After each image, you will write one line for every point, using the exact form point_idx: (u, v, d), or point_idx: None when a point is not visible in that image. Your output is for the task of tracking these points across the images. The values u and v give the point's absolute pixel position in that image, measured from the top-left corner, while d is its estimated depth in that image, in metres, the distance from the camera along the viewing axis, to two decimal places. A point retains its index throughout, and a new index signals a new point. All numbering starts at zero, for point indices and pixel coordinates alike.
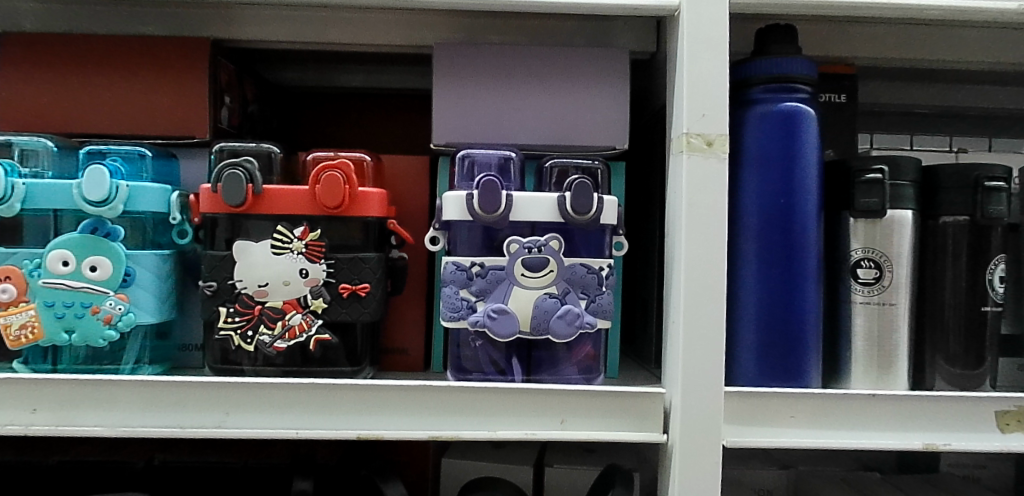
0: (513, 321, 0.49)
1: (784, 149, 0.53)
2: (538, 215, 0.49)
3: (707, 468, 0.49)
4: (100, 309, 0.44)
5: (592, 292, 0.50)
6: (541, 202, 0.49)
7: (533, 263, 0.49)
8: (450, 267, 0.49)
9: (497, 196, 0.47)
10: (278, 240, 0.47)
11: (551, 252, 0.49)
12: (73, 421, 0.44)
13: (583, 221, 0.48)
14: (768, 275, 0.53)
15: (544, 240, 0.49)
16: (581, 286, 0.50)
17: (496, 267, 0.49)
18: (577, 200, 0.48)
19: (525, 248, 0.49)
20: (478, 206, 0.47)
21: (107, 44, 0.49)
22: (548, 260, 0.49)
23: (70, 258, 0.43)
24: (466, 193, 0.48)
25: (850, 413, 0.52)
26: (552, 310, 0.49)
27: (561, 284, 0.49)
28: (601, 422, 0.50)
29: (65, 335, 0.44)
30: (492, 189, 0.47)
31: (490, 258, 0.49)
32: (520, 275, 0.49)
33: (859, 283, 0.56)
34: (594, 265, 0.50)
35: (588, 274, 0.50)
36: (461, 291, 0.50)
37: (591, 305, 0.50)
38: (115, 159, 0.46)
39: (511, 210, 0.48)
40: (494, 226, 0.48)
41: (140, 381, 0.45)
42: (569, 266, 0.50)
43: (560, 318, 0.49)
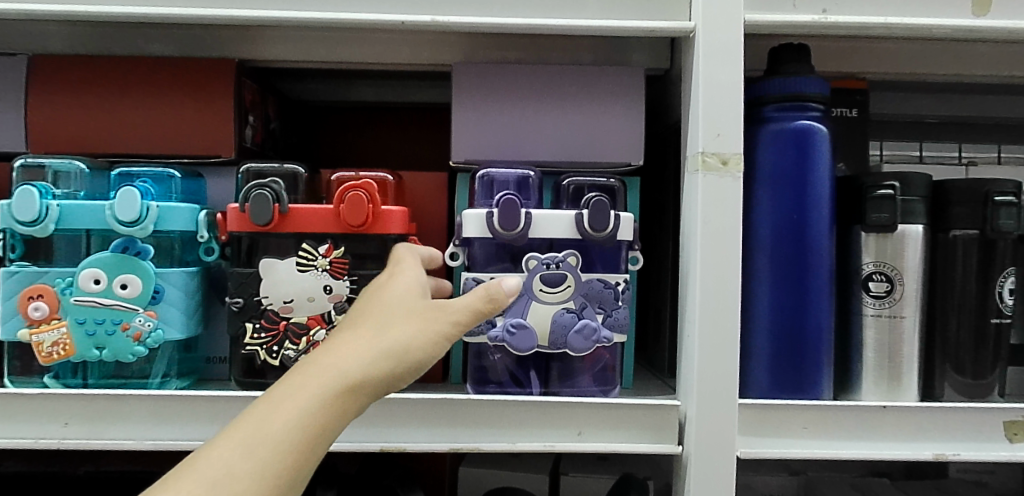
0: (532, 335, 0.50)
1: (797, 166, 0.53)
2: (557, 232, 0.50)
3: (721, 479, 0.50)
4: (131, 325, 0.45)
5: (609, 307, 0.51)
6: (559, 220, 0.49)
7: (551, 279, 0.50)
8: (470, 283, 0.50)
9: (516, 214, 0.48)
10: (303, 258, 0.48)
11: (569, 268, 0.50)
12: (104, 435, 0.45)
13: (600, 238, 0.49)
14: (781, 289, 0.54)
15: (562, 256, 0.50)
16: (598, 301, 0.51)
17: (514, 283, 0.50)
18: (594, 218, 0.49)
19: (543, 264, 0.50)
20: (498, 224, 0.48)
21: (133, 66, 0.50)
22: (566, 276, 0.50)
23: (102, 277, 0.45)
24: (486, 211, 0.49)
25: (861, 423, 0.53)
26: (569, 324, 0.50)
27: (579, 299, 0.50)
28: (617, 434, 0.51)
29: (96, 351, 0.45)
30: (511, 208, 0.48)
31: (509, 274, 0.50)
32: (538, 291, 0.50)
33: (870, 296, 0.57)
34: (612, 280, 0.51)
35: (605, 289, 0.51)
36: None
37: (607, 319, 0.51)
38: (144, 180, 0.47)
39: (530, 227, 0.49)
40: (512, 243, 0.49)
41: (168, 395, 0.46)
42: (587, 282, 0.51)
43: (577, 333, 0.50)
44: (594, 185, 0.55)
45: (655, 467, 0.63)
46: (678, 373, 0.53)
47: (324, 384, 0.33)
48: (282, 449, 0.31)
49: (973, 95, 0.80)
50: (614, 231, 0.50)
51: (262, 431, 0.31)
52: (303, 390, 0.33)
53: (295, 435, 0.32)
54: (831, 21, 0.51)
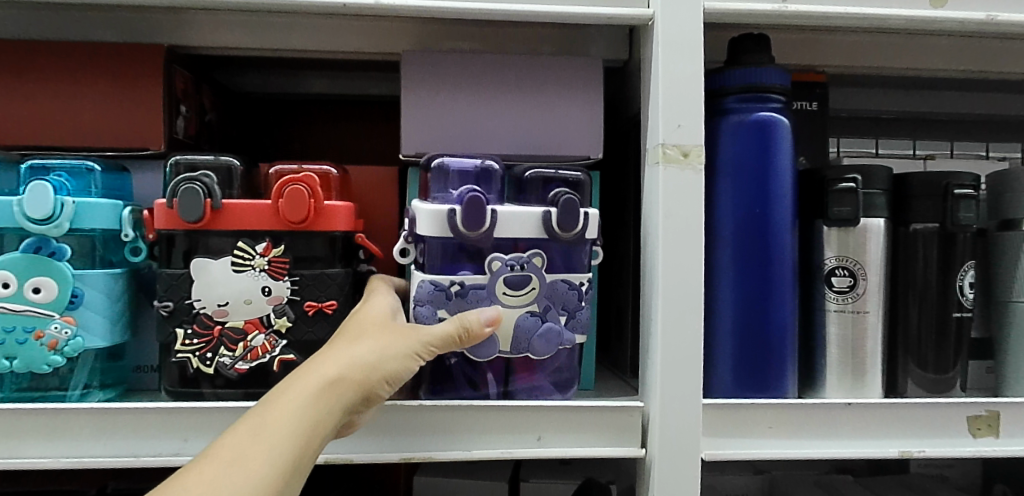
0: (494, 342, 0.47)
1: (758, 158, 0.52)
2: (520, 232, 0.47)
3: (686, 482, 0.48)
4: (45, 333, 0.41)
5: (572, 308, 0.49)
6: (525, 219, 0.47)
7: (515, 282, 0.47)
8: (428, 286, 0.46)
9: (481, 213, 0.45)
10: (239, 257, 0.44)
11: (533, 269, 0.47)
12: (16, 453, 0.41)
13: (567, 239, 0.47)
14: (744, 285, 0.53)
15: (527, 256, 0.47)
16: (562, 302, 0.49)
17: (475, 286, 0.47)
18: (563, 217, 0.46)
19: (508, 266, 0.47)
20: (461, 222, 0.45)
21: (51, 51, 0.46)
22: (530, 278, 0.47)
23: (11, 280, 0.40)
24: (448, 208, 0.45)
25: (826, 421, 0.52)
26: (532, 328, 0.48)
27: (542, 300, 0.48)
28: (579, 438, 0.49)
29: (6, 362, 0.41)
30: (477, 206, 0.45)
31: (469, 277, 0.47)
32: (500, 294, 0.47)
33: (833, 291, 0.56)
34: (576, 281, 0.49)
35: (570, 290, 0.49)
36: (439, 311, 0.47)
37: (571, 321, 0.49)
38: (60, 174, 0.42)
39: (494, 227, 0.46)
40: (474, 244, 0.46)
41: (88, 407, 0.42)
42: (552, 284, 0.48)
43: (542, 337, 0.48)
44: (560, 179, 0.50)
45: (618, 470, 0.62)
46: (641, 373, 0.52)
47: (320, 384, 0.38)
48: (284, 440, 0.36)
49: (931, 90, 0.80)
50: (582, 230, 0.48)
51: (267, 422, 0.36)
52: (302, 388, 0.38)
53: (295, 427, 0.36)
54: (790, 10, 0.50)
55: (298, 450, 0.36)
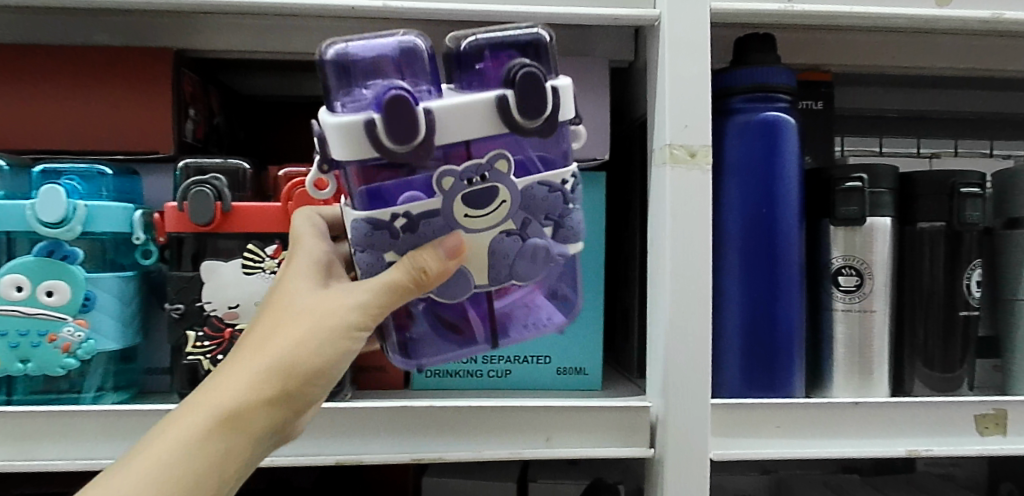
0: (468, 277, 0.37)
1: (765, 158, 0.52)
2: (471, 130, 0.32)
3: (696, 482, 0.48)
4: (58, 336, 0.41)
5: (559, 214, 0.37)
6: (478, 115, 0.32)
7: (474, 199, 0.34)
8: (365, 225, 0.35)
9: (411, 116, 0.31)
10: (249, 259, 0.44)
11: (498, 177, 0.34)
12: (30, 457, 0.41)
13: (537, 134, 0.33)
14: (751, 286, 0.53)
15: (484, 162, 0.33)
16: (543, 211, 0.36)
17: (427, 215, 0.34)
18: (529, 101, 0.32)
19: (464, 180, 0.34)
20: (384, 133, 0.31)
21: (61, 55, 0.46)
22: (499, 187, 0.34)
23: (25, 284, 0.41)
24: (361, 117, 0.31)
25: (833, 420, 0.52)
26: (514, 250, 0.36)
27: (519, 214, 0.36)
28: (588, 439, 0.49)
29: (20, 365, 0.41)
30: (403, 107, 0.31)
31: (416, 204, 0.34)
32: (462, 216, 0.35)
33: (840, 290, 0.56)
34: (558, 180, 0.36)
35: (552, 193, 0.36)
36: (386, 254, 0.36)
37: (559, 230, 0.37)
38: (71, 177, 0.43)
39: (434, 134, 0.32)
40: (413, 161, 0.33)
41: (101, 410, 0.41)
42: (527, 191, 0.35)
43: (526, 256, 0.36)
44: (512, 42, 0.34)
45: (626, 470, 0.62)
46: (648, 372, 0.52)
47: (219, 400, 0.31)
48: (168, 481, 0.29)
49: (937, 89, 0.80)
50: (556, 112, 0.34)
51: (147, 460, 0.30)
52: (196, 410, 0.31)
53: (186, 460, 0.30)
54: (796, 10, 0.50)
55: (196, 486, 0.30)
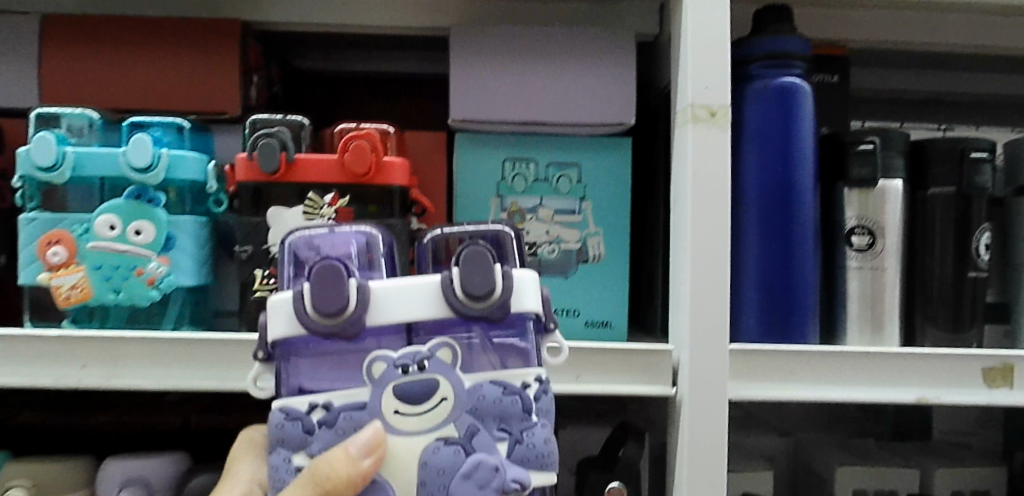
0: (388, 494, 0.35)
1: (783, 122, 0.56)
2: (412, 309, 0.35)
3: (715, 421, 0.52)
4: (145, 270, 0.46)
5: (516, 424, 0.35)
6: (415, 294, 0.35)
7: (405, 394, 0.34)
8: (279, 414, 0.35)
9: (338, 287, 0.34)
10: (310, 207, 0.49)
11: (438, 366, 0.35)
12: (121, 377, 0.45)
13: (479, 310, 0.35)
14: (768, 242, 0.56)
15: (426, 351, 0.35)
16: (496, 415, 0.35)
17: (348, 409, 0.35)
18: (468, 279, 0.34)
19: (397, 367, 0.34)
20: (312, 307, 0.34)
21: (145, 26, 0.52)
22: (437, 379, 0.34)
23: (117, 223, 0.46)
24: (296, 292, 0.35)
25: (846, 368, 0.55)
26: (452, 467, 0.34)
27: (464, 420, 0.35)
28: (616, 378, 0.53)
29: (113, 295, 0.46)
30: (331, 280, 0.34)
31: (340, 396, 0.35)
32: (392, 413, 0.35)
33: (853, 250, 0.59)
34: (516, 382, 0.36)
35: (507, 396, 0.35)
36: (296, 456, 0.35)
37: (517, 446, 0.35)
38: (155, 130, 0.48)
39: (366, 310, 0.35)
40: (345, 337, 0.35)
41: (180, 338, 0.46)
42: (474, 388, 0.35)
43: (466, 479, 0.34)
44: (478, 236, 0.38)
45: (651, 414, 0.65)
46: (671, 322, 0.56)
47: None
48: None
49: (951, 70, 0.83)
50: (502, 298, 0.35)
51: None
52: None
53: None
54: None
55: None
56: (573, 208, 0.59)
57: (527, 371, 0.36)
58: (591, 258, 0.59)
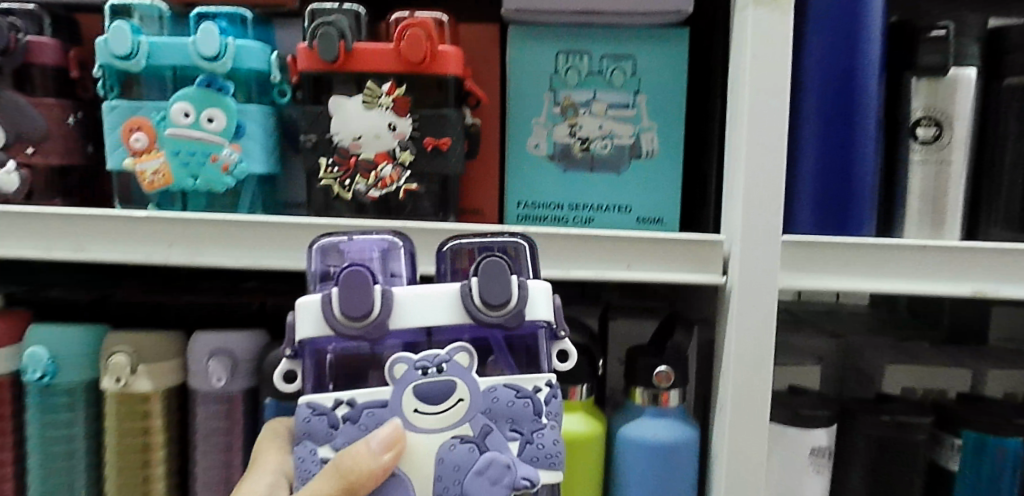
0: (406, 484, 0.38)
1: (848, 6, 0.54)
2: (433, 318, 0.39)
3: (764, 310, 0.52)
4: (219, 157, 0.49)
5: (526, 427, 0.39)
6: (437, 303, 0.39)
7: (425, 394, 0.38)
8: (306, 410, 0.38)
9: (366, 294, 0.37)
10: (369, 96, 0.51)
11: (456, 369, 0.38)
12: (203, 255, 0.48)
13: (495, 317, 0.39)
14: (826, 133, 0.55)
15: (446, 353, 0.38)
16: (508, 418, 0.39)
17: (371, 406, 0.38)
18: (486, 290, 0.38)
19: (417, 368, 0.38)
20: (342, 310, 0.37)
21: None
22: (454, 382, 0.38)
23: (191, 111, 0.48)
24: (326, 296, 0.38)
25: (899, 259, 0.54)
26: (467, 463, 0.38)
27: (478, 420, 0.38)
28: (668, 266, 0.53)
29: (191, 180, 0.49)
30: (360, 287, 0.37)
31: (363, 394, 0.39)
32: (411, 411, 0.38)
33: (918, 142, 0.57)
34: (528, 386, 0.40)
35: (519, 399, 0.39)
36: (322, 446, 0.39)
37: (526, 445, 0.39)
38: (220, 21, 0.50)
39: (392, 314, 0.38)
40: (369, 338, 0.38)
41: (254, 221, 0.48)
42: (491, 391, 0.39)
43: (479, 475, 0.37)
44: (493, 244, 0.43)
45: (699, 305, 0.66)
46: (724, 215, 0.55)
47: None
48: None
49: None
50: (517, 307, 0.39)
51: None
52: None
53: None
54: None
55: None
56: (627, 103, 0.58)
57: (537, 376, 0.40)
58: (644, 154, 0.58)
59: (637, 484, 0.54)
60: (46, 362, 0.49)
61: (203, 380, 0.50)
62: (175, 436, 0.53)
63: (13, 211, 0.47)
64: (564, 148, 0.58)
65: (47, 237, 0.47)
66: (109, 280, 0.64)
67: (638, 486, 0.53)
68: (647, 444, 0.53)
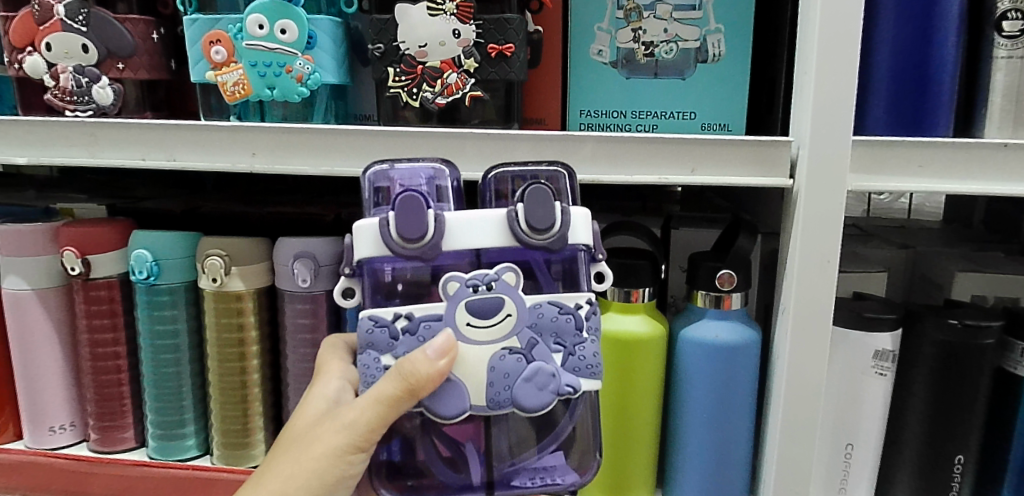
0: (463, 391, 0.40)
1: None
2: (483, 241, 0.41)
3: (832, 213, 0.50)
4: (293, 68, 0.51)
5: (569, 341, 0.42)
6: (486, 227, 0.41)
7: (478, 310, 0.40)
8: (367, 323, 0.40)
9: (420, 219, 0.39)
10: (433, 3, 0.51)
11: (505, 288, 0.40)
12: (285, 162, 0.50)
13: (541, 242, 0.41)
14: (903, 25, 0.52)
15: (495, 273, 0.40)
16: (553, 333, 0.42)
17: (427, 319, 0.41)
18: (532, 214, 0.40)
19: (469, 287, 0.40)
20: (397, 233, 0.39)
21: None
22: (503, 299, 0.40)
23: (264, 23, 0.50)
24: (382, 220, 0.40)
25: (983, 161, 0.50)
26: (516, 371, 0.40)
27: (525, 334, 0.41)
28: (732, 170, 0.51)
29: (269, 91, 0.51)
30: (414, 211, 0.39)
31: (419, 308, 0.41)
32: (464, 325, 0.40)
33: (1003, 37, 0.53)
34: (570, 303, 0.42)
35: (562, 315, 0.42)
36: (384, 357, 0.41)
37: (569, 358, 0.42)
38: None
39: (444, 238, 0.40)
40: (422, 260, 0.40)
41: (325, 130, 0.50)
42: (538, 309, 0.41)
43: (527, 382, 0.40)
44: (538, 173, 0.45)
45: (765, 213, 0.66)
46: (794, 115, 0.52)
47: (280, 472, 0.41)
48: None
49: None
50: (560, 231, 0.41)
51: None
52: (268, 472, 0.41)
53: None
54: None
55: None
56: (693, 4, 0.56)
57: (578, 294, 0.43)
58: (710, 58, 0.57)
59: (698, 381, 0.56)
60: (151, 264, 0.54)
61: (290, 280, 0.54)
62: (267, 334, 0.58)
63: (110, 122, 0.51)
64: (628, 54, 0.57)
65: (141, 146, 0.51)
66: (197, 197, 0.69)
67: (700, 384, 0.56)
68: (708, 345, 0.55)
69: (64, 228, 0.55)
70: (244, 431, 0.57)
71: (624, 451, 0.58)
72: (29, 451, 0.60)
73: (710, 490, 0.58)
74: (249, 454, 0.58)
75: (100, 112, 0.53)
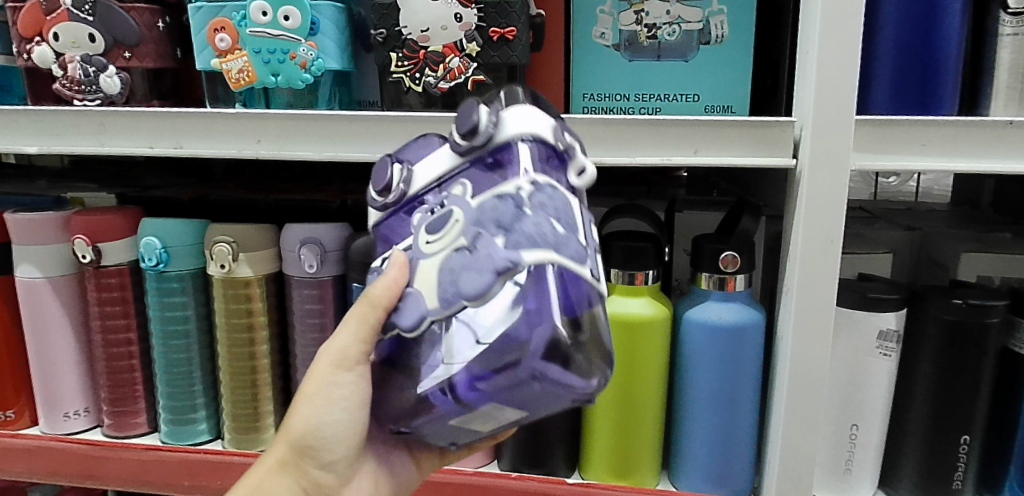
0: (414, 295, 0.32)
1: None
2: (437, 171, 0.34)
3: (835, 193, 0.50)
4: (297, 55, 0.51)
5: (510, 221, 0.30)
6: (438, 156, 0.35)
7: (433, 224, 0.32)
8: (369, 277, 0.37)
9: (383, 169, 0.36)
10: None
11: (454, 201, 0.32)
12: (288, 148, 0.51)
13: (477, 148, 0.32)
14: (908, 2, 0.52)
15: (446, 191, 0.33)
16: (493, 217, 0.30)
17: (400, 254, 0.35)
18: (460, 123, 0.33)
19: (427, 211, 0.34)
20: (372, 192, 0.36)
21: None
22: (452, 210, 0.32)
23: (268, 9, 0.50)
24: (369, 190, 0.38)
25: (988, 138, 0.49)
26: (458, 263, 0.30)
27: (467, 227, 0.31)
28: (734, 151, 0.51)
29: (273, 78, 0.52)
30: (381, 166, 0.36)
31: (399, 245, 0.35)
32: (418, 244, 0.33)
33: (1008, 14, 0.52)
34: (511, 190, 0.31)
35: (502, 201, 0.31)
36: None
37: (510, 238, 0.29)
38: None
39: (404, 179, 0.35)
40: (396, 211, 0.36)
41: (327, 115, 0.50)
42: (478, 205, 0.31)
43: (466, 270, 0.30)
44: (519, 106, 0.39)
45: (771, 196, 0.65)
46: (797, 95, 0.52)
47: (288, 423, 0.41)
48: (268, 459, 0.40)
49: None
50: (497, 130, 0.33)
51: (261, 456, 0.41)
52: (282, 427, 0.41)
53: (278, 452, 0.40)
54: None
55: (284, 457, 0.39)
56: None
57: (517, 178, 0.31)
58: (713, 40, 0.57)
59: (701, 362, 0.57)
60: (160, 251, 0.54)
61: (297, 265, 0.55)
62: (276, 319, 0.58)
63: (118, 111, 0.51)
64: (630, 36, 0.57)
65: (148, 134, 0.51)
66: (205, 185, 0.70)
67: (704, 364, 0.56)
68: (712, 325, 0.55)
69: (75, 216, 0.56)
70: (254, 414, 0.58)
71: (627, 433, 0.59)
72: (46, 435, 0.62)
73: (715, 471, 0.58)
74: (259, 437, 0.59)
75: (108, 101, 0.53)
